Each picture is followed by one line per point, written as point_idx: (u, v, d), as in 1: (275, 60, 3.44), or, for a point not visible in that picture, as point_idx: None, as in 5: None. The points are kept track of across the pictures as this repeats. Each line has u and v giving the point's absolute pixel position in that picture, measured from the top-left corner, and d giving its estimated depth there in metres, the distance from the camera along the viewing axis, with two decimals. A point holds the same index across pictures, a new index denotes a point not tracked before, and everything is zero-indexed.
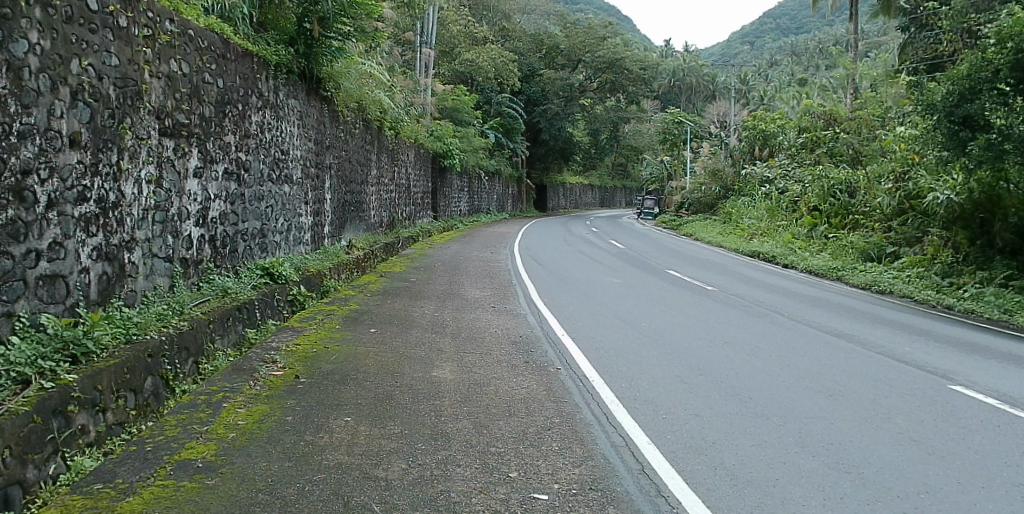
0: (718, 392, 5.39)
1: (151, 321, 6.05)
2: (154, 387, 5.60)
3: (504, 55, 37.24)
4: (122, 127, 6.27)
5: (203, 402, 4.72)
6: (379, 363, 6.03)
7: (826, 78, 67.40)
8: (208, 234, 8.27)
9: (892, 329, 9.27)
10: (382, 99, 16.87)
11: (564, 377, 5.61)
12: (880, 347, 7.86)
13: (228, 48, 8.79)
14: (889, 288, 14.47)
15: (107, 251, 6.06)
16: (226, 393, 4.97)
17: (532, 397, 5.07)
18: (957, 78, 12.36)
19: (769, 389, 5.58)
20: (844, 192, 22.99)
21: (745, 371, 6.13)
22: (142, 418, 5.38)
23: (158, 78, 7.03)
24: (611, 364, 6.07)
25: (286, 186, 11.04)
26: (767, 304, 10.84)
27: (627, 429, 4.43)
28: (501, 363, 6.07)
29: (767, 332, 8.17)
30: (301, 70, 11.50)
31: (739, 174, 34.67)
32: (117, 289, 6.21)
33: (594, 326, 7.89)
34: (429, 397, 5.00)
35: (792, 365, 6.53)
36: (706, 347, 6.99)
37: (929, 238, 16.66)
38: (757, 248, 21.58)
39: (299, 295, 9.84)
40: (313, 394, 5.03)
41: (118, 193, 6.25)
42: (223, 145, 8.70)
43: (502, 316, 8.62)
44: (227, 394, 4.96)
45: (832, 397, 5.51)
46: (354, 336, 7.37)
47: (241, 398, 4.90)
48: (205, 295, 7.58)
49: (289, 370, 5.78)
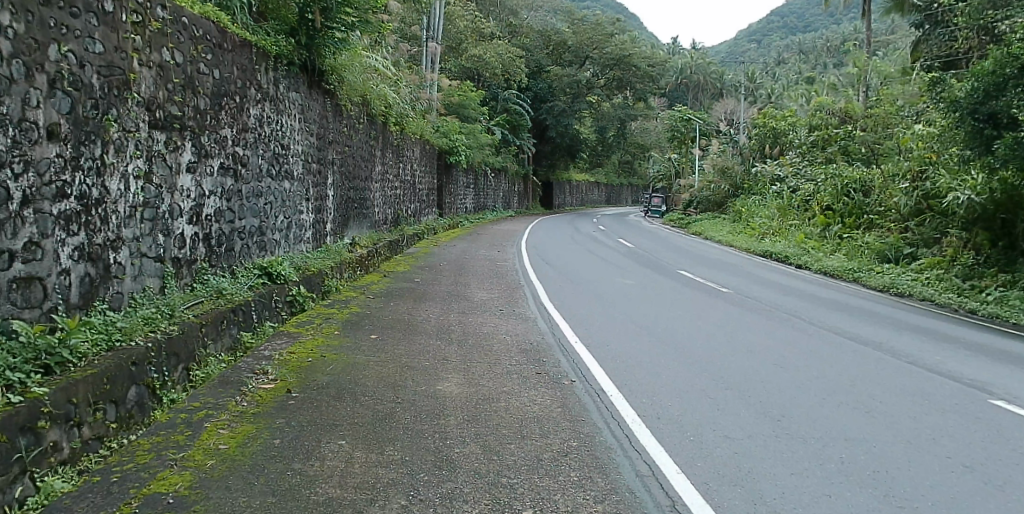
0: (747, 409, 4.97)
1: (136, 326, 5.67)
2: (138, 398, 5.22)
3: (511, 51, 36.83)
4: (106, 119, 5.88)
5: (183, 421, 4.32)
6: (380, 375, 5.62)
7: (834, 76, 66.81)
8: (202, 232, 7.88)
9: (920, 336, 8.81)
10: (387, 93, 16.50)
11: (580, 391, 5.20)
12: (910, 355, 7.41)
13: (225, 37, 8.39)
14: (909, 290, 13.97)
15: (90, 251, 5.66)
16: (209, 410, 4.58)
17: (545, 415, 4.65)
18: (982, 75, 11.85)
19: (803, 406, 5.16)
20: (858, 192, 22.48)
21: (774, 383, 5.72)
22: (123, 431, 4.97)
23: (149, 67, 6.63)
24: (631, 376, 5.66)
25: (286, 182, 10.64)
26: (787, 308, 10.38)
27: (652, 455, 4.02)
28: (510, 375, 5.66)
29: (790, 339, 7.73)
30: (303, 62, 11.09)
31: (748, 172, 34.12)
32: (101, 292, 5.82)
33: (608, 332, 7.47)
34: (433, 415, 4.59)
35: (822, 377, 6.11)
36: (729, 357, 6.55)
37: (948, 238, 16.15)
38: (769, 248, 21.10)
39: (299, 296, 9.44)
40: (308, 412, 4.63)
41: (102, 190, 5.85)
42: (220, 139, 8.30)
43: (511, 321, 8.20)
44: (209, 411, 4.55)
45: (871, 416, 5.09)
46: (353, 343, 6.96)
47: (225, 416, 4.50)
48: (199, 297, 7.19)
49: (281, 383, 5.37)
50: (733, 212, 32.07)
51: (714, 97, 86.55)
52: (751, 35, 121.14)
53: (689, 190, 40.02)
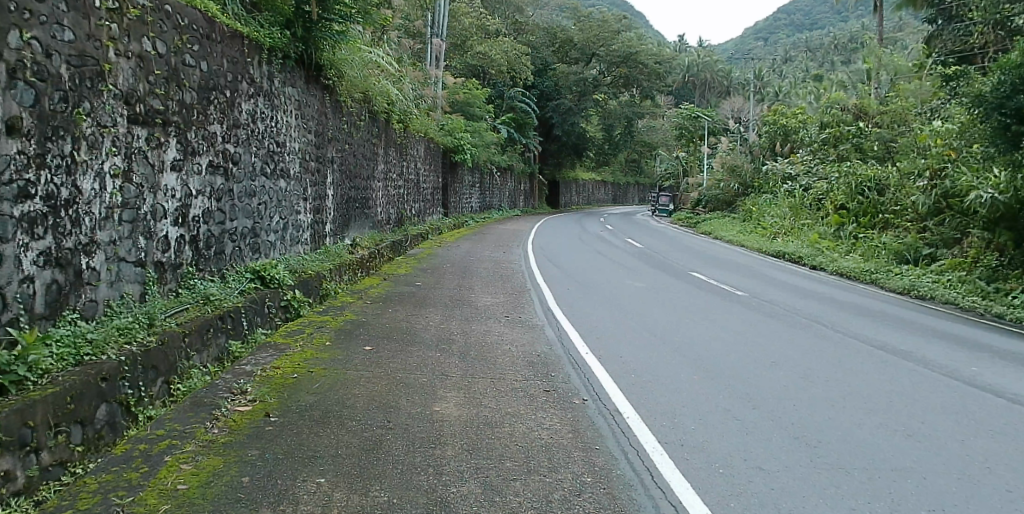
0: (779, 433, 4.49)
1: (109, 338, 5.20)
2: (109, 416, 4.76)
3: (516, 48, 36.39)
4: (78, 113, 5.42)
5: (140, 455, 3.87)
6: (371, 394, 5.16)
7: (844, 74, 65.97)
8: (189, 234, 7.41)
9: (951, 344, 8.25)
10: (389, 89, 16.02)
11: (593, 413, 4.73)
12: (945, 367, 6.88)
13: (214, 27, 7.93)
14: (930, 293, 13.41)
15: (58, 256, 5.21)
16: (174, 440, 4.13)
17: (555, 444, 4.16)
18: (1010, 68, 11.24)
19: (839, 430, 4.66)
20: (873, 191, 21.86)
21: (804, 402, 5.21)
22: (92, 453, 4.51)
23: (127, 58, 6.16)
24: (649, 395, 5.18)
25: (282, 181, 10.19)
26: (808, 313, 9.83)
27: (677, 495, 3.54)
28: (516, 393, 5.18)
29: (815, 349, 7.24)
30: (299, 56, 10.60)
31: (759, 171, 33.50)
32: (71, 300, 5.36)
33: (620, 343, 7.00)
34: (427, 445, 4.12)
35: (855, 394, 5.60)
36: (755, 372, 6.04)
37: (970, 239, 15.55)
38: (783, 248, 20.58)
39: (293, 301, 8.98)
40: (286, 441, 4.16)
41: (74, 190, 5.41)
42: (208, 135, 7.85)
43: (517, 328, 7.74)
44: (173, 443, 4.10)
45: (918, 442, 4.58)
46: (345, 356, 6.49)
47: (191, 447, 4.07)
48: (183, 304, 6.72)
49: (260, 405, 4.92)
50: (743, 211, 31.50)
51: (721, 96, 85.96)
52: (758, 33, 120.23)
53: (698, 189, 39.42)
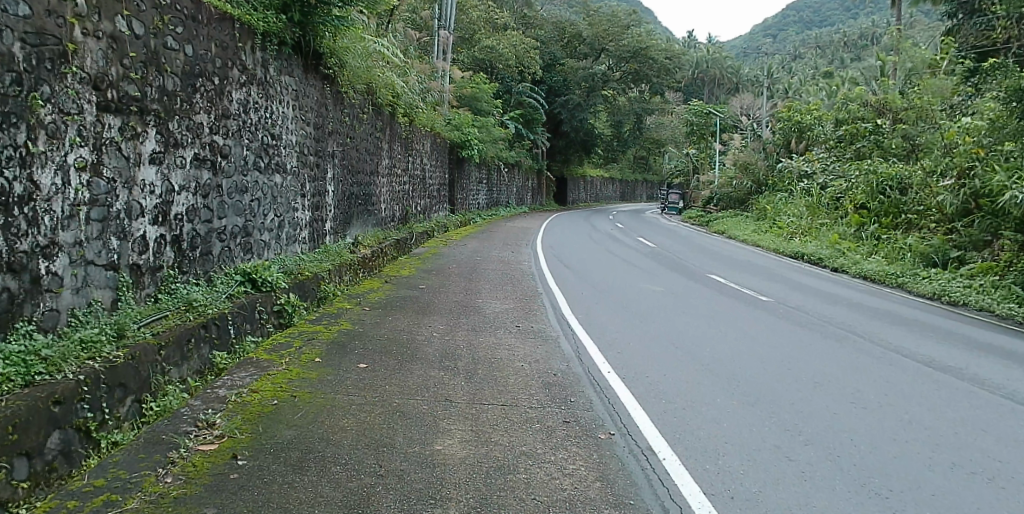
0: (841, 478, 3.84)
1: (68, 354, 4.50)
2: (63, 444, 4.03)
3: (525, 42, 35.68)
4: (34, 98, 4.77)
5: None
6: (365, 428, 4.51)
7: (857, 71, 64.96)
8: (170, 234, 6.76)
9: (1000, 357, 7.55)
10: (394, 80, 15.28)
11: (622, 453, 4.09)
12: (1006, 388, 6.17)
13: (200, 9, 7.27)
14: (964, 298, 12.67)
15: (10, 261, 4.57)
16: (113, 496, 3.73)
17: (578, 497, 3.52)
18: None
19: (910, 473, 3.99)
20: (894, 189, 21.07)
21: (860, 436, 4.53)
22: (41, 491, 3.78)
23: (97, 38, 5.50)
24: (688, 428, 4.50)
25: (278, 176, 9.53)
26: (842, 323, 9.11)
27: None
28: (532, 426, 4.52)
29: (859, 367, 6.51)
30: (296, 42, 9.91)
31: (772, 168, 32.71)
32: (26, 310, 4.71)
33: (648, 359, 6.31)
34: (424, 500, 3.50)
35: (916, 423, 4.92)
36: (800, 397, 5.35)
37: (1001, 242, 14.72)
38: (801, 249, 19.87)
39: (287, 305, 8.30)
40: (251, 495, 3.62)
41: (30, 185, 4.76)
42: (194, 126, 7.19)
43: (531, 341, 7.05)
44: (109, 502, 3.66)
45: (1002, 487, 3.89)
46: (336, 376, 5.85)
47: (133, 505, 3.63)
48: (162, 311, 6.07)
49: (227, 442, 4.40)
50: (757, 210, 30.70)
51: (730, 92, 85.23)
52: (767, 29, 119.04)
53: (709, 186, 38.61)
